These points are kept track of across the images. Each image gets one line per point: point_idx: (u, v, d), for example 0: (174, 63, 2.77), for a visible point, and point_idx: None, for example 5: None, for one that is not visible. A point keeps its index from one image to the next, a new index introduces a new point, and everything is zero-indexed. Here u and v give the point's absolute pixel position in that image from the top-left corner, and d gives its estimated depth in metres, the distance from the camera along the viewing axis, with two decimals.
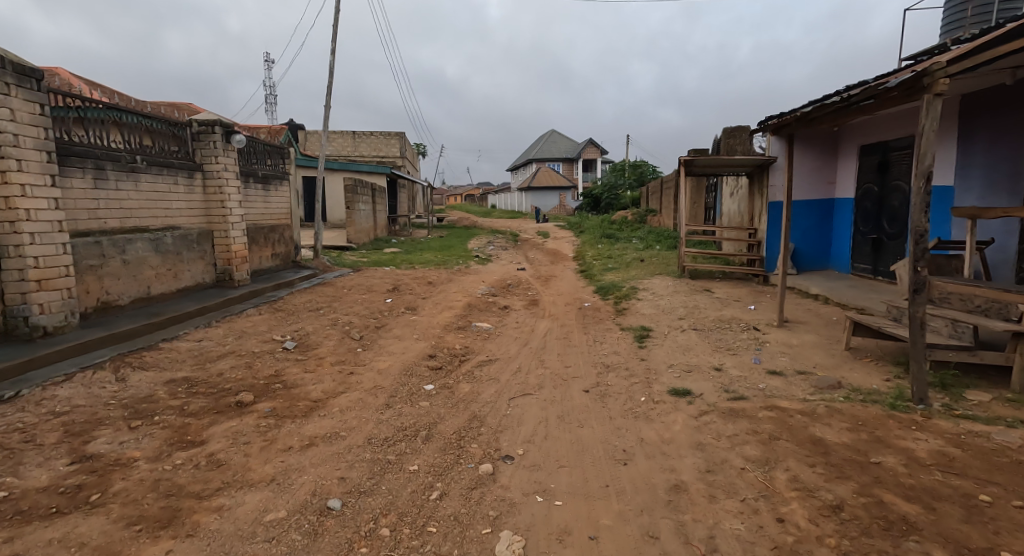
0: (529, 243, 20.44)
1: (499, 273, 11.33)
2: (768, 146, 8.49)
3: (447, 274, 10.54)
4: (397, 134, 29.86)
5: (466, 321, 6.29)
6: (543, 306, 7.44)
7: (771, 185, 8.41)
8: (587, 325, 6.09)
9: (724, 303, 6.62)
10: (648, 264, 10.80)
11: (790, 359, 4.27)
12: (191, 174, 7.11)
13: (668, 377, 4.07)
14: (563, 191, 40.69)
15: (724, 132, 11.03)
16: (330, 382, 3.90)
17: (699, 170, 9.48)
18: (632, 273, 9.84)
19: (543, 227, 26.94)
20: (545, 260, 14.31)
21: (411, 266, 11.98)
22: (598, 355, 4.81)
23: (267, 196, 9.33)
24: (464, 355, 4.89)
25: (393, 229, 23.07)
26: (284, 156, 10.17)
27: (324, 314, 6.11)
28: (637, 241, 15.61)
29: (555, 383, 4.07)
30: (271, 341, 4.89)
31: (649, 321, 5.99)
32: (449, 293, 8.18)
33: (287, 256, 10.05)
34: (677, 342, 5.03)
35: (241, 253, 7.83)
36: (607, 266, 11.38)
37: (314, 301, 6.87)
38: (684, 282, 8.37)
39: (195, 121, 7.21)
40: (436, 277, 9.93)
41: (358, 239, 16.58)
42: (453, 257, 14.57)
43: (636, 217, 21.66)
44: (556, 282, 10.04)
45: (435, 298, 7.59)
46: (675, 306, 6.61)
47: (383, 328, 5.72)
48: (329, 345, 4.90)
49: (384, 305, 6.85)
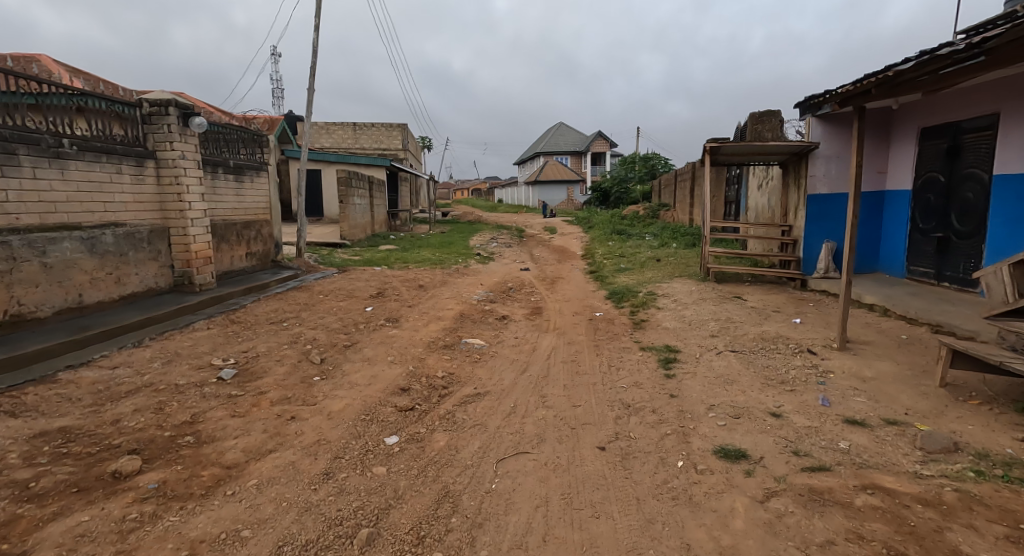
0: (535, 240, 19.40)
1: (501, 274, 10.33)
2: (808, 131, 7.42)
3: (443, 276, 9.56)
4: (399, 126, 28.77)
5: (455, 337, 5.30)
6: (547, 316, 6.43)
7: (811, 175, 7.35)
8: (599, 344, 5.07)
9: (762, 315, 5.59)
10: (666, 265, 9.75)
11: (869, 401, 3.25)
12: (140, 162, 6.18)
13: (709, 427, 3.06)
14: (571, 185, 39.51)
15: (750, 118, 10.01)
16: (260, 434, 2.93)
17: (726, 159, 8.44)
18: (648, 276, 8.82)
19: (550, 222, 25.85)
20: (551, 259, 13.28)
21: (404, 266, 11.03)
22: (614, 389, 3.81)
23: (240, 189, 8.36)
24: (447, 387, 3.90)
25: (393, 224, 22.13)
26: (262, 144, 9.20)
27: (286, 329, 5.14)
28: (650, 237, 14.54)
29: (558, 435, 3.07)
30: (206, 368, 3.92)
31: (673, 339, 4.96)
32: (440, 299, 7.19)
33: (265, 255, 9.11)
34: (714, 370, 4.01)
35: (204, 254, 6.89)
36: (619, 266, 10.34)
37: (281, 311, 5.91)
38: (709, 287, 7.33)
39: (145, 101, 6.26)
40: (429, 279, 8.94)
41: (352, 235, 15.62)
42: (452, 256, 13.60)
43: (648, 212, 20.53)
44: (563, 285, 9.02)
45: (424, 307, 6.62)
46: (703, 319, 5.57)
47: (353, 347, 4.75)
48: (279, 373, 3.92)
49: (362, 316, 5.88)
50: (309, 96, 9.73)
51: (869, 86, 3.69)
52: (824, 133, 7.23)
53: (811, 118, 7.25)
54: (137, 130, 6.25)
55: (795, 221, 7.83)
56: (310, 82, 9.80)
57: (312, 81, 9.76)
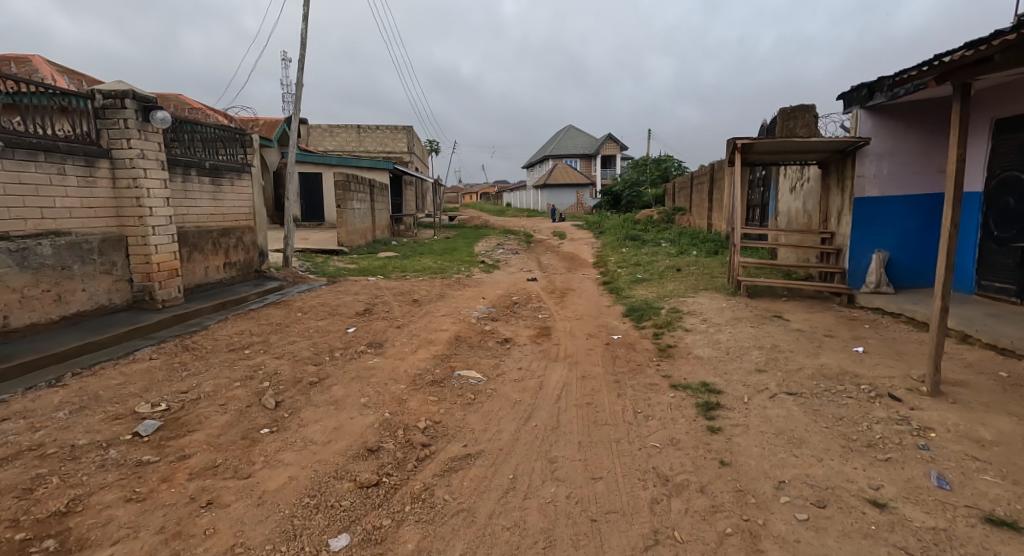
0: (543, 246, 18.55)
1: (505, 285, 9.49)
2: (855, 125, 6.54)
3: (443, 288, 8.73)
4: (404, 128, 28.08)
5: (447, 369, 4.44)
6: (556, 338, 5.57)
7: (858, 175, 6.48)
8: (620, 379, 4.19)
9: (813, 342, 4.68)
10: (689, 276, 8.86)
11: (1004, 482, 2.33)
12: (90, 162, 5.41)
13: (785, 524, 2.17)
14: (581, 189, 38.70)
15: (780, 113, 9.18)
16: (152, 538, 2.09)
17: (757, 158, 7.56)
18: (670, 290, 7.95)
19: (559, 226, 25.04)
20: (561, 267, 12.43)
21: (403, 276, 10.24)
22: (643, 451, 2.94)
23: (218, 192, 7.57)
24: (428, 445, 3.05)
25: (396, 229, 21.41)
26: (246, 144, 8.43)
27: (247, 360, 4.33)
28: (667, 244, 13.65)
29: (572, 534, 2.21)
30: (123, 417, 3.10)
31: (711, 376, 4.08)
32: (436, 317, 6.35)
33: (247, 266, 8.31)
34: (771, 423, 3.12)
35: (168, 265, 6.05)
36: (635, 277, 9.45)
37: (248, 333, 5.10)
38: (743, 306, 6.44)
39: (98, 92, 5.50)
40: (425, 291, 8.10)
41: (351, 242, 14.87)
42: (455, 264, 12.80)
43: (663, 216, 19.61)
44: (573, 299, 8.17)
45: (415, 327, 5.78)
46: (743, 346, 4.69)
47: (320, 383, 3.92)
48: (216, 426, 3.09)
49: (340, 341, 5.05)
50: (297, 92, 8.97)
51: (990, 52, 2.85)
52: (874, 127, 6.35)
53: (859, 110, 6.43)
54: (88, 125, 5.48)
55: (838, 228, 6.98)
56: (299, 77, 9.04)
57: (300, 76, 9.00)
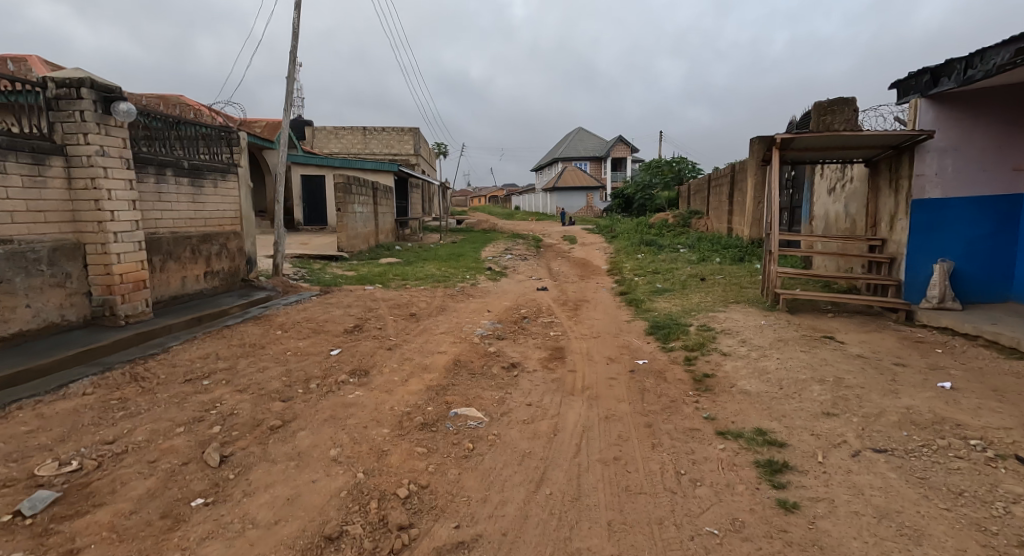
0: (553, 250, 17.79)
1: (514, 296, 8.75)
2: (914, 117, 5.80)
3: (445, 299, 8.01)
4: (411, 130, 27.45)
5: (443, 406, 3.71)
6: (572, 363, 4.81)
7: (917, 173, 5.73)
8: (653, 422, 3.43)
9: (884, 375, 3.88)
10: (716, 287, 8.09)
11: None
12: (39, 159, 4.70)
13: None
14: (591, 192, 37.99)
15: (816, 108, 8.54)
16: None
17: (796, 155, 6.80)
18: (697, 303, 7.17)
19: (569, 230, 24.31)
20: (573, 275, 11.66)
21: (404, 285, 9.56)
22: (697, 543, 2.18)
23: (198, 195, 6.88)
24: (410, 526, 2.32)
25: (402, 233, 20.77)
26: (232, 143, 7.74)
27: (203, 394, 3.60)
28: (685, 250, 12.85)
29: None
30: (15, 485, 2.39)
31: (766, 421, 3.30)
32: (434, 336, 5.61)
33: (232, 275, 7.63)
34: (865, 500, 2.35)
35: (134, 276, 5.35)
36: (656, 287, 8.68)
37: (214, 356, 4.39)
38: (785, 324, 5.64)
39: (51, 80, 4.81)
40: (426, 304, 7.38)
41: (352, 246, 14.21)
42: (461, 270, 12.10)
43: (679, 220, 18.78)
44: (589, 312, 7.40)
45: (409, 348, 5.05)
46: (797, 378, 3.89)
47: (284, 426, 3.19)
48: (133, 498, 2.36)
49: (319, 367, 4.32)
50: (288, 85, 8.26)
51: None
52: (938, 119, 5.62)
53: (920, 99, 5.71)
54: (38, 118, 4.78)
55: (891, 234, 6.24)
56: (290, 70, 8.34)
57: (292, 68, 8.31)
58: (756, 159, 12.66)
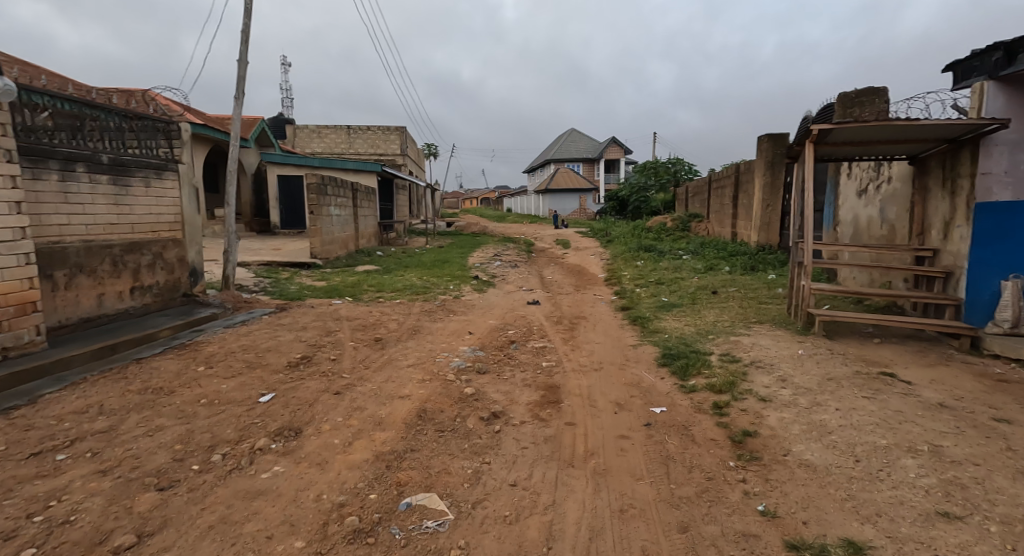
0: (546, 256, 16.79)
1: (501, 312, 7.71)
2: (978, 104, 4.84)
3: (421, 317, 6.95)
4: (397, 129, 26.39)
5: (394, 493, 2.66)
6: (570, 413, 3.78)
7: (981, 171, 4.77)
8: (691, 526, 2.40)
9: (992, 441, 2.88)
10: (732, 305, 7.09)
11: None
12: None
13: None
14: (584, 194, 37.04)
15: (840, 100, 7.66)
16: None
17: (830, 151, 5.84)
18: (714, 325, 6.17)
19: (561, 234, 23.35)
20: (566, 285, 10.63)
21: (379, 299, 8.52)
22: None
23: (120, 196, 5.76)
24: None
25: (386, 237, 19.68)
26: (171, 135, 6.58)
27: (44, 480, 2.51)
28: (689, 258, 11.92)
29: None
30: None
31: (854, 525, 2.29)
32: (400, 371, 4.56)
33: (169, 289, 6.52)
34: None
35: (17, 298, 4.25)
36: (662, 303, 7.68)
37: (94, 411, 3.29)
38: (827, 356, 4.65)
39: None
40: (397, 325, 6.33)
41: (327, 253, 13.11)
42: (445, 279, 11.06)
43: (677, 224, 17.87)
44: (587, 334, 6.38)
45: (365, 391, 3.99)
46: (876, 445, 2.88)
47: (142, 544, 2.14)
48: None
49: (236, 423, 3.25)
50: (239, 69, 7.12)
51: None
52: (1010, 107, 4.65)
53: (988, 82, 4.75)
54: None
55: (944, 243, 5.33)
56: (242, 52, 7.19)
57: (244, 51, 7.17)
58: (765, 159, 11.72)
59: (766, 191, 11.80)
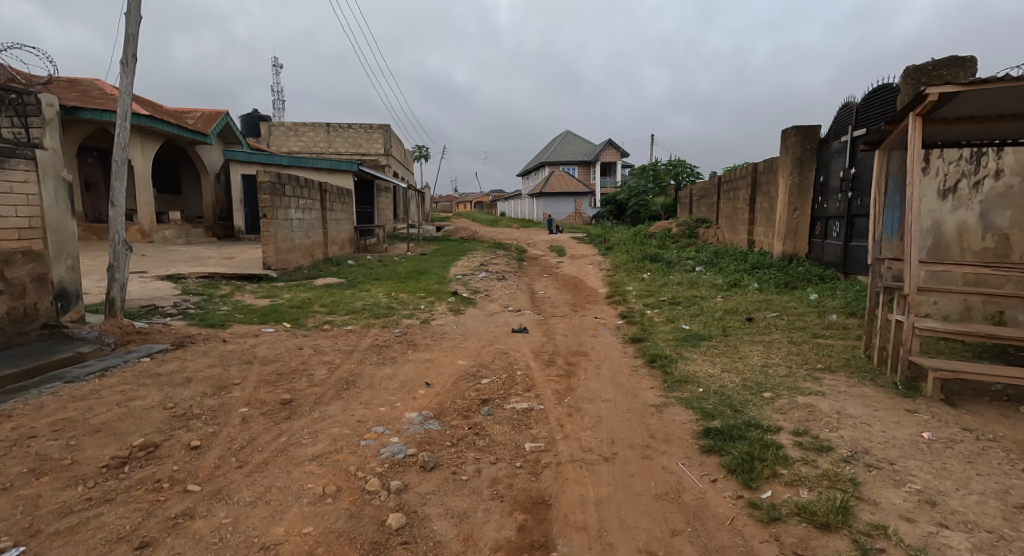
0: (539, 266, 15.11)
1: (476, 346, 6.01)
2: None
3: (367, 357, 5.20)
4: (381, 128, 24.68)
5: None
6: None
7: None
8: None
9: None
10: (780, 342, 5.39)
11: None
12: None
13: None
14: (580, 198, 35.39)
15: (914, 73, 6.06)
16: None
17: (937, 130, 4.15)
18: (767, 375, 4.47)
19: (556, 240, 21.72)
20: (561, 303, 8.93)
21: (324, 327, 6.78)
22: None
23: None
24: None
25: (363, 243, 17.94)
26: (24, 111, 4.84)
27: None
28: (703, 271, 10.29)
29: None
30: None
31: None
32: (292, 473, 2.83)
33: (17, 320, 4.80)
34: None
35: None
36: (684, 335, 5.99)
37: None
38: (974, 444, 2.94)
39: None
40: (327, 372, 4.60)
41: (284, 264, 11.36)
42: (418, 296, 9.33)
43: (684, 230, 16.24)
44: (588, 385, 4.67)
45: (202, 532, 2.27)
46: None
47: None
48: None
49: None
50: (127, 26, 5.37)
51: None
52: None
53: None
54: None
55: None
56: (131, 5, 5.42)
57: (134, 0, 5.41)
58: (791, 156, 10.07)
59: (792, 193, 10.15)
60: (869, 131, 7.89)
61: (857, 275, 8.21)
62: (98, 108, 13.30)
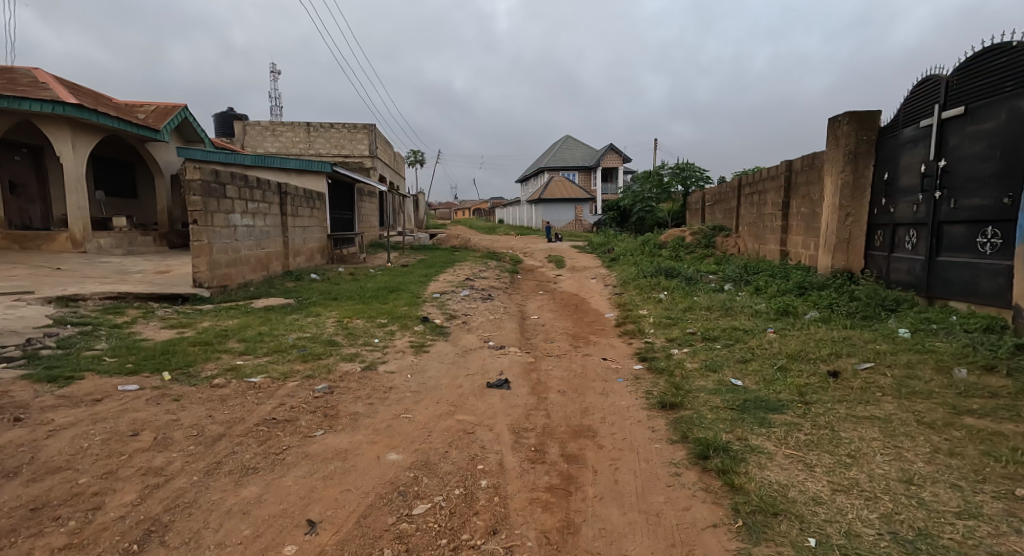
0: (534, 280, 13.11)
1: (428, 418, 3.97)
2: None
3: (236, 452, 3.15)
4: (365, 127, 22.75)
5: None
6: None
7: None
8: None
9: None
10: (906, 423, 3.36)
11: None
12: None
13: None
14: (580, 204, 33.46)
15: None
16: None
17: None
18: (931, 511, 2.45)
19: (554, 250, 19.59)
20: (557, 335, 6.91)
21: (218, 380, 4.74)
22: None
23: None
24: None
25: (337, 253, 15.96)
26: None
27: None
28: (734, 291, 8.28)
29: None
30: None
31: None
32: None
33: None
34: None
35: None
36: (743, 403, 3.94)
37: None
38: None
39: None
40: (136, 496, 2.59)
41: (222, 280, 9.36)
42: (375, 324, 7.29)
43: (700, 238, 14.26)
44: (601, 523, 2.65)
45: None
46: None
47: None
48: None
49: None
50: None
51: None
52: None
53: None
54: None
55: None
56: None
57: None
58: (844, 149, 8.10)
59: (845, 194, 8.15)
60: (968, 110, 5.91)
61: (946, 301, 6.21)
62: (15, 96, 11.36)
